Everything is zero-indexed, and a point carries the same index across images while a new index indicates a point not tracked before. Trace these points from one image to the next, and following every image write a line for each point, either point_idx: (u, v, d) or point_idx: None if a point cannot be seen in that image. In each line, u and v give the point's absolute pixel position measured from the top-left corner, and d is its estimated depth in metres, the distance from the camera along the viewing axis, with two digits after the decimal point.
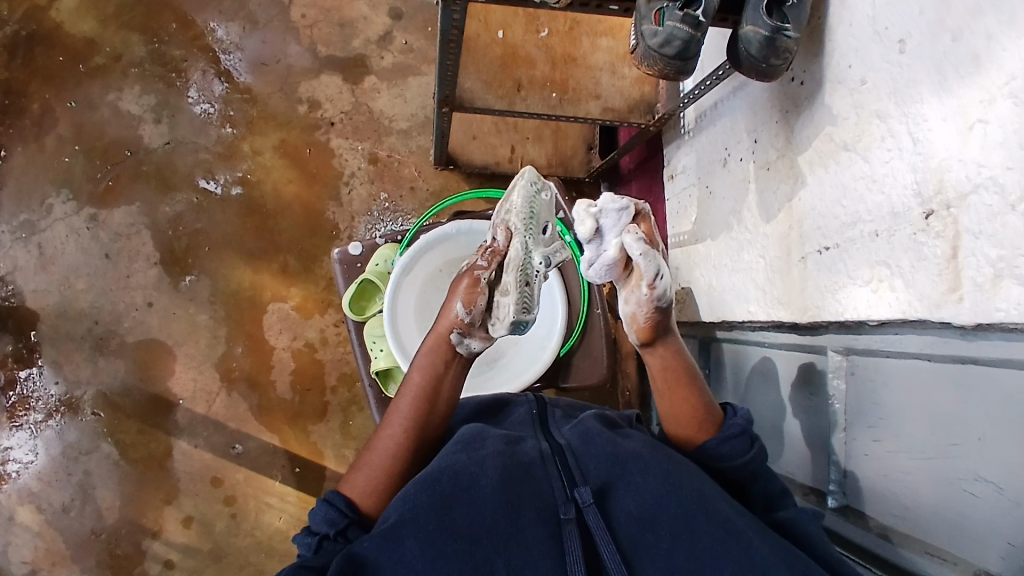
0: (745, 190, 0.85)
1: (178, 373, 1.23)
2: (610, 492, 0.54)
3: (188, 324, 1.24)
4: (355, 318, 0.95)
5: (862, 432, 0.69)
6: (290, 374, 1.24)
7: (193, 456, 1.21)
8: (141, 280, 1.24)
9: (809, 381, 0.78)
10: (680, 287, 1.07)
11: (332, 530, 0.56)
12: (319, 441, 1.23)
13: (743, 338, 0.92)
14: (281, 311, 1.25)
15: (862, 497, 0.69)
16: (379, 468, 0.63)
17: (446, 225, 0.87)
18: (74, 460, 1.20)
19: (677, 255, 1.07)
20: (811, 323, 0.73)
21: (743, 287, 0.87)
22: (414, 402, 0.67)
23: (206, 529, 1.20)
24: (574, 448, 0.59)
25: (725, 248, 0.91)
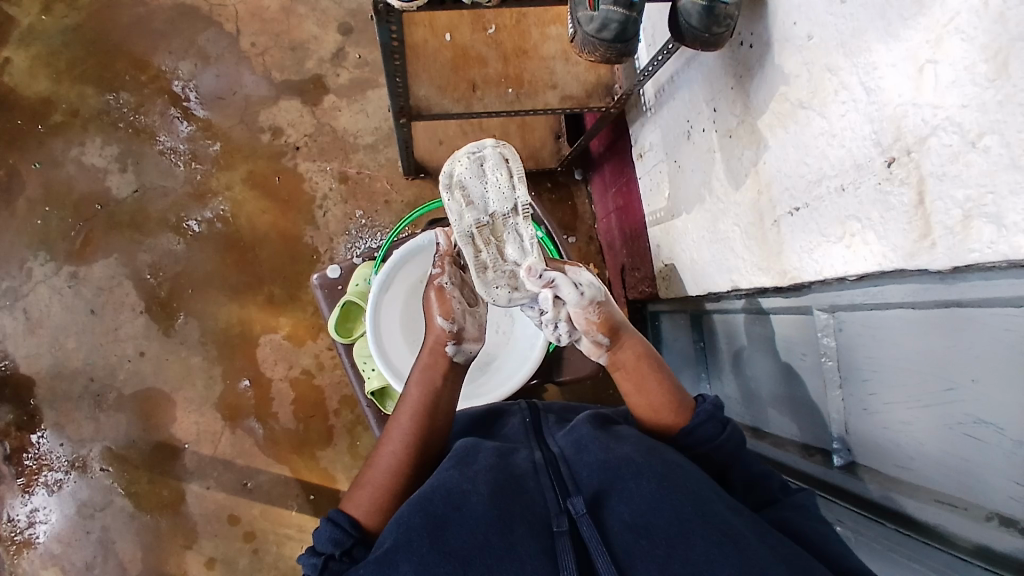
0: (711, 162, 0.84)
1: (180, 417, 1.23)
2: (605, 499, 0.54)
3: (183, 368, 1.24)
4: (343, 341, 0.95)
5: (858, 388, 0.68)
6: (291, 404, 1.24)
7: (207, 497, 1.22)
8: (131, 331, 1.24)
9: (802, 343, 0.77)
10: (663, 264, 1.04)
11: (337, 550, 0.54)
12: (329, 465, 1.23)
13: (730, 309, 0.91)
14: (273, 342, 1.24)
15: (866, 452, 0.69)
16: (382, 486, 0.61)
17: (420, 236, 0.87)
18: (90, 517, 1.20)
19: (656, 233, 1.04)
20: (797, 287, 0.72)
21: (723, 258, 0.85)
22: (412, 416, 0.65)
23: (231, 568, 1.21)
24: (568, 458, 0.59)
25: (701, 221, 0.89)
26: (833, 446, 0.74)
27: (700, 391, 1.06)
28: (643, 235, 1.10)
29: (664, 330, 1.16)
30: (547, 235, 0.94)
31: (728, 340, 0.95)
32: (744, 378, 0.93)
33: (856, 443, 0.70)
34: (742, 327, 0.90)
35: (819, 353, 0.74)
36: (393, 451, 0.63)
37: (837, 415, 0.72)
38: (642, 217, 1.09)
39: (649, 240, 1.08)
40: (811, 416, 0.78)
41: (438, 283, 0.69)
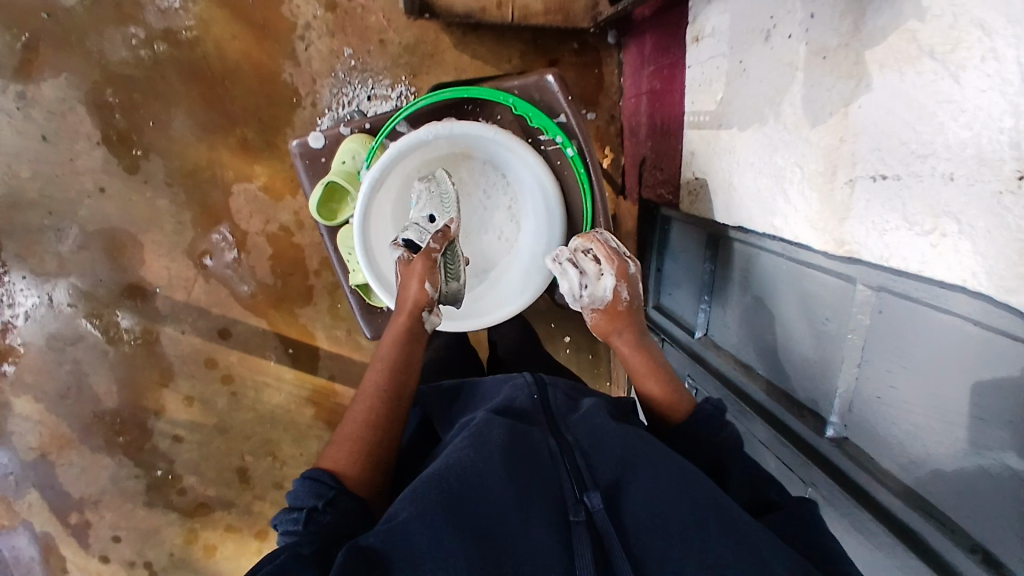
0: (788, 79, 0.66)
1: (149, 261, 1.15)
2: (623, 490, 0.51)
3: (148, 209, 1.13)
4: (326, 224, 0.85)
5: (875, 371, 0.63)
6: (268, 260, 1.18)
7: (182, 341, 1.20)
8: (88, 163, 1.10)
9: (833, 307, 0.69)
10: (692, 177, 0.91)
11: (320, 502, 0.51)
12: (308, 322, 1.22)
13: (752, 243, 0.81)
14: (247, 193, 1.14)
15: (865, 436, 0.66)
16: (352, 438, 0.58)
17: (416, 130, 0.74)
18: (60, 351, 1.17)
19: (693, 138, 0.90)
20: (849, 262, 0.62)
21: (770, 196, 0.72)
22: (382, 372, 0.63)
23: (208, 407, 1.25)
24: (583, 445, 0.55)
25: (754, 144, 0.74)
26: (829, 416, 0.71)
27: (698, 313, 1.00)
28: (678, 135, 0.95)
29: (673, 238, 1.06)
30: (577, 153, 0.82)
31: (743, 269, 0.86)
32: (751, 315, 0.86)
33: (859, 424, 0.67)
34: (760, 265, 0.82)
35: (847, 326, 0.66)
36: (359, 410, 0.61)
37: (844, 388, 0.68)
38: (681, 113, 0.93)
39: (683, 143, 0.93)
40: (818, 380, 0.73)
41: (435, 254, 0.69)
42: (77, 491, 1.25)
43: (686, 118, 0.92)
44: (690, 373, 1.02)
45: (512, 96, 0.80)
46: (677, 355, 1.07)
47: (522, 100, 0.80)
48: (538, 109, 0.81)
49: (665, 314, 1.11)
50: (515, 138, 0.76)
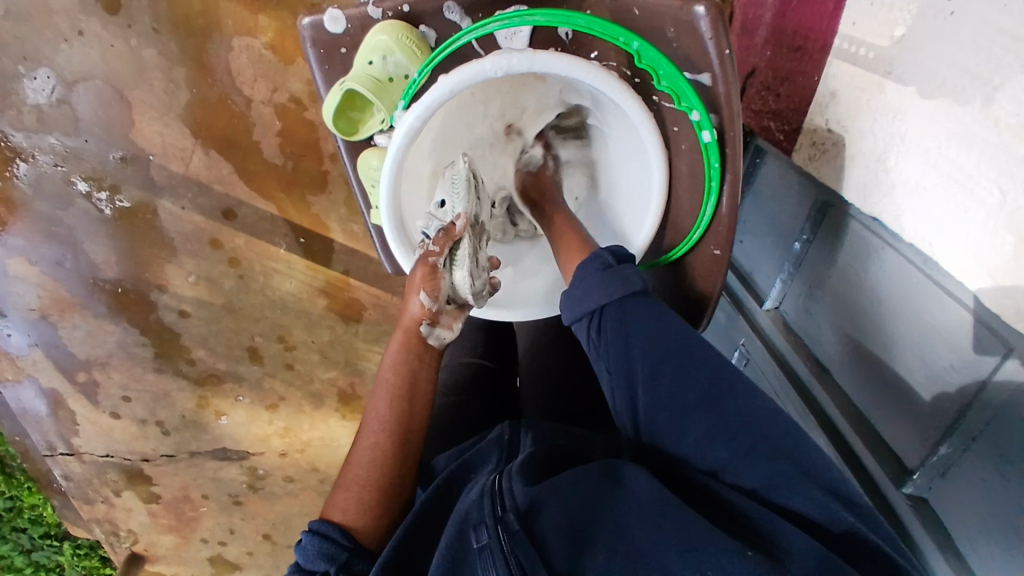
0: (1013, 61, 0.47)
1: (140, 123, 1.01)
2: (540, 511, 0.48)
3: (135, 61, 0.97)
4: (346, 135, 0.72)
5: (970, 446, 0.56)
6: (276, 136, 1.03)
7: (183, 217, 1.08)
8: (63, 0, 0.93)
9: (958, 356, 0.57)
10: (823, 126, 0.73)
11: (332, 567, 0.49)
12: (322, 212, 1.10)
13: (878, 239, 0.66)
14: (250, 50, 0.97)
15: (952, 507, 0.58)
16: (361, 481, 0.54)
17: (480, 61, 0.58)
18: (51, 215, 1.07)
19: (842, 74, 0.70)
20: (1009, 326, 0.50)
21: (936, 201, 0.56)
22: (386, 405, 0.58)
23: (215, 286, 1.15)
24: (513, 474, 0.52)
25: (939, 125, 0.56)
26: (915, 469, 0.62)
27: (775, 283, 0.87)
28: (819, 59, 0.74)
29: (766, 181, 0.88)
30: (711, 139, 0.63)
31: (851, 258, 0.71)
32: (842, 317, 0.74)
33: (948, 491, 0.58)
34: (874, 262, 0.67)
35: (973, 387, 0.55)
36: (370, 444, 0.56)
37: (947, 448, 0.59)
38: (834, 35, 0.71)
39: (822, 75, 0.74)
40: (915, 423, 0.63)
41: (430, 260, 0.61)
42: (84, 352, 1.20)
43: (836, 40, 0.71)
44: (746, 342, 0.93)
45: (639, 41, 0.60)
46: (738, 317, 0.96)
47: (651, 48, 0.60)
48: (672, 62, 0.61)
49: (735, 268, 0.97)
50: (616, 82, 0.60)
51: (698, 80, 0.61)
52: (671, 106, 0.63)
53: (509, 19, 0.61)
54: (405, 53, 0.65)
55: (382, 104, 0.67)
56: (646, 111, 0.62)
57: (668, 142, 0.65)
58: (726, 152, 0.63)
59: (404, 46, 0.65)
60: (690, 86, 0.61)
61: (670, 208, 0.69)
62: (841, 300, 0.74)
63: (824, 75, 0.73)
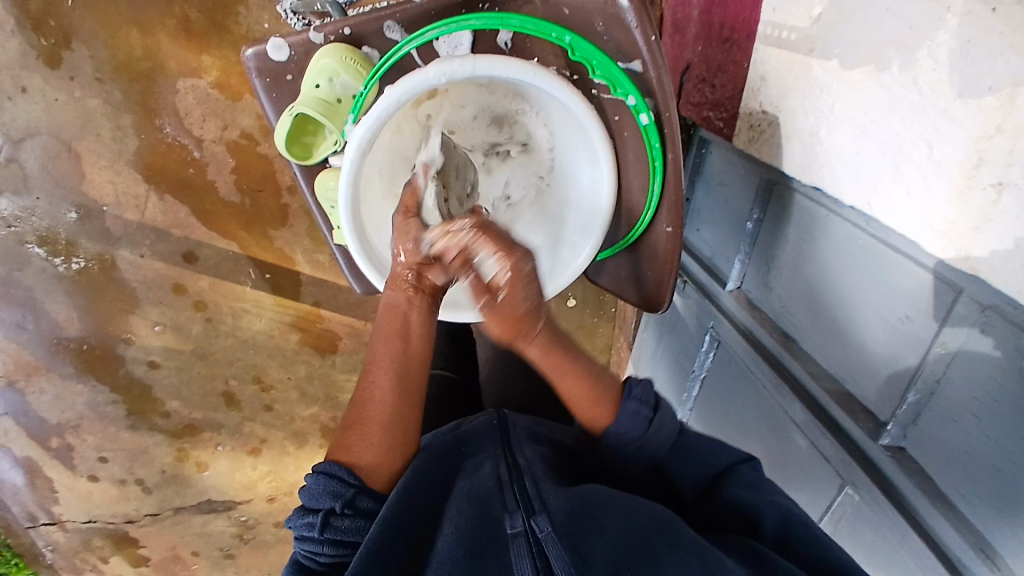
0: (930, 24, 0.49)
1: (90, 174, 0.99)
2: (572, 520, 0.50)
3: (79, 111, 0.95)
4: (302, 161, 0.72)
5: (935, 392, 0.57)
6: (231, 173, 1.02)
7: (143, 266, 1.06)
8: (4, 59, 0.91)
9: (911, 304, 0.58)
10: (758, 109, 0.75)
11: (338, 504, 0.50)
12: (286, 246, 1.09)
13: (823, 210, 0.67)
14: (196, 90, 0.97)
15: (929, 450, 0.59)
16: (371, 424, 0.55)
17: (423, 68, 0.59)
18: (8, 278, 1.04)
19: (769, 59, 0.71)
20: (954, 270, 0.52)
21: (875, 164, 0.57)
22: (389, 350, 0.58)
23: (183, 333, 1.12)
24: (537, 478, 0.55)
25: (869, 93, 0.57)
26: (888, 423, 0.63)
27: (733, 264, 0.88)
28: (747, 47, 0.75)
29: (713, 167, 0.91)
30: (650, 122, 0.64)
31: (799, 227, 0.73)
32: (796, 287, 0.75)
33: (924, 435, 0.59)
34: (820, 235, 0.69)
35: (929, 335, 0.57)
36: (379, 384, 0.56)
37: (913, 397, 0.59)
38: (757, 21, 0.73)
39: (750, 62, 0.76)
40: (878, 378, 0.64)
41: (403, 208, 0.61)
42: (54, 417, 1.15)
43: (759, 28, 0.72)
44: (714, 325, 0.94)
45: (570, 35, 0.61)
46: (704, 301, 0.97)
47: (583, 40, 0.62)
48: (604, 52, 0.62)
49: (697, 255, 0.99)
50: (558, 78, 0.61)
51: (631, 67, 0.63)
52: (610, 97, 0.65)
53: (446, 25, 0.62)
54: (350, 73, 0.65)
55: (333, 126, 0.68)
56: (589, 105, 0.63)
57: (611, 131, 0.67)
58: (665, 133, 0.65)
59: (348, 66, 0.65)
60: (624, 74, 0.63)
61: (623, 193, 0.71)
62: (794, 270, 0.76)
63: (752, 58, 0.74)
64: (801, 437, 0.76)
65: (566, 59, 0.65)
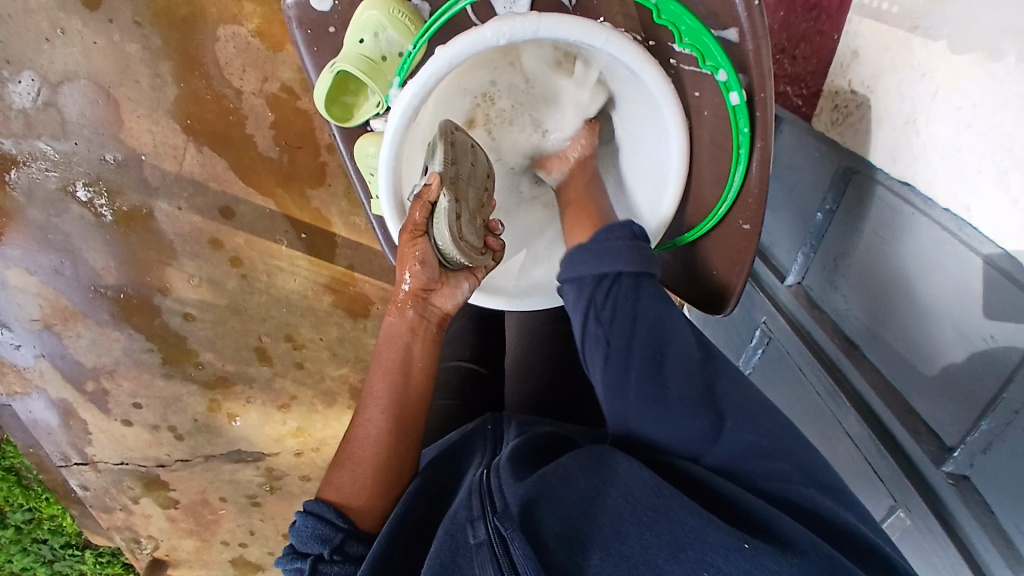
0: None
1: (129, 123, 0.97)
2: (536, 506, 0.46)
3: (117, 56, 0.93)
4: (341, 124, 0.67)
5: (1009, 425, 0.52)
6: (270, 128, 0.99)
7: (180, 218, 1.05)
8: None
9: (1001, 326, 0.52)
10: (846, 87, 0.68)
11: (327, 550, 0.48)
12: (322, 206, 1.07)
13: (910, 208, 0.61)
14: (236, 38, 0.93)
15: (998, 485, 0.54)
16: (363, 459, 0.53)
17: (481, 28, 0.54)
18: (47, 224, 1.04)
19: (864, 32, 0.64)
20: None
21: (983, 159, 0.51)
22: (385, 381, 0.57)
23: (218, 288, 1.12)
24: (502, 467, 0.51)
25: (986, 77, 0.50)
26: (953, 447, 0.58)
27: (795, 257, 0.82)
28: (839, 15, 0.68)
29: (780, 148, 0.83)
30: (742, 102, 0.57)
31: (878, 224, 0.66)
32: (867, 290, 0.69)
33: (993, 469, 0.54)
34: (902, 232, 0.63)
35: (1016, 360, 0.51)
36: (373, 421, 0.55)
37: (988, 424, 0.54)
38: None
39: (841, 34, 0.68)
40: (949, 397, 0.59)
41: (411, 227, 0.60)
42: (90, 361, 1.17)
43: None
44: (767, 320, 0.88)
45: None
46: (757, 292, 0.91)
47: (670, 1, 0.56)
48: (695, 16, 0.56)
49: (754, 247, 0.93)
50: (632, 45, 0.55)
51: (724, 36, 0.56)
52: (693, 70, 0.59)
53: None
54: (398, 29, 0.61)
55: (376, 87, 0.63)
56: (664, 76, 0.57)
57: (687, 108, 0.61)
58: (755, 116, 0.58)
59: (396, 21, 0.61)
60: (714, 44, 0.56)
61: (692, 179, 0.65)
62: (865, 269, 0.69)
63: (844, 31, 0.67)
64: (854, 451, 0.71)
65: (643, 23, 0.59)
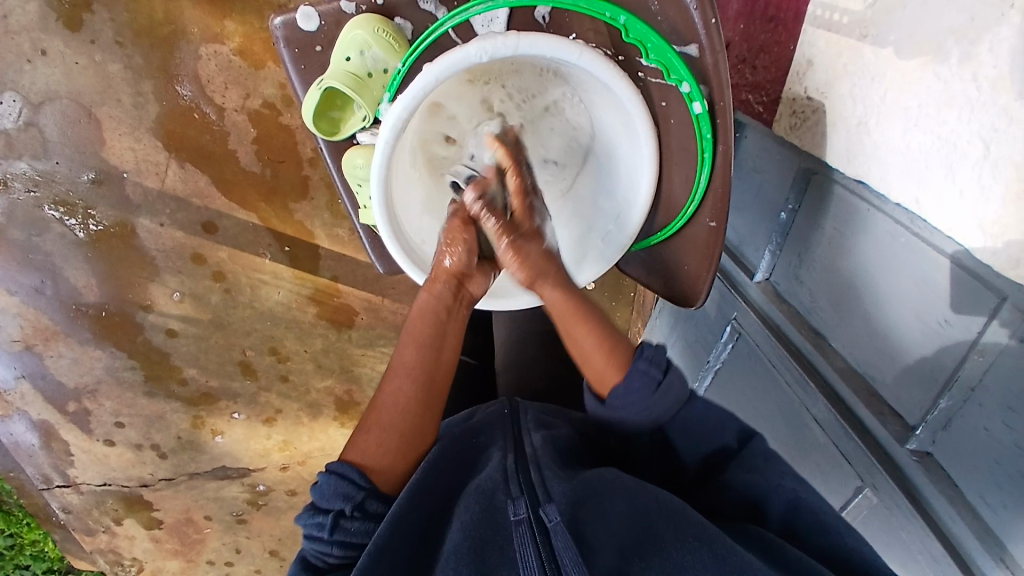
0: (992, 17, 0.48)
1: (111, 141, 0.98)
2: (581, 509, 0.49)
3: (98, 76, 0.94)
4: (328, 138, 0.70)
5: (964, 402, 0.56)
6: (252, 143, 1.01)
7: (162, 235, 1.06)
8: (23, 21, 0.90)
9: (951, 308, 0.56)
10: (802, 94, 0.72)
11: (348, 506, 0.50)
12: (305, 219, 1.09)
13: (866, 204, 0.65)
14: (218, 57, 0.95)
15: (959, 458, 0.58)
16: (390, 426, 0.54)
17: (464, 46, 0.56)
18: (27, 244, 1.04)
19: (818, 41, 0.69)
20: (1003, 277, 0.50)
21: (929, 158, 0.56)
22: (417, 351, 0.57)
23: (202, 303, 1.12)
24: (541, 464, 0.54)
25: (925, 83, 0.55)
26: (915, 425, 0.62)
27: (762, 254, 0.87)
28: (795, 26, 0.73)
29: (744, 151, 0.87)
30: (704, 110, 0.61)
31: (836, 219, 0.71)
32: (829, 280, 0.74)
33: (954, 444, 0.58)
34: (860, 226, 0.67)
35: (967, 339, 0.55)
36: (402, 389, 0.56)
37: (945, 402, 0.58)
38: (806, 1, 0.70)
39: (797, 43, 0.73)
40: (908, 378, 0.63)
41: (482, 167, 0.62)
42: (72, 381, 1.16)
43: (808, 8, 0.70)
44: (738, 316, 0.93)
45: (626, 15, 0.59)
46: (729, 290, 0.95)
47: (637, 21, 0.60)
48: (659, 34, 0.60)
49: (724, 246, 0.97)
50: (604, 60, 0.58)
51: (686, 51, 0.60)
52: (659, 81, 0.62)
53: (491, 2, 0.60)
54: (382, 47, 0.64)
55: (362, 101, 0.65)
56: (635, 88, 0.60)
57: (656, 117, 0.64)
58: (716, 122, 0.62)
59: (380, 39, 0.64)
60: (676, 58, 0.60)
61: (664, 185, 0.68)
62: (827, 261, 0.74)
63: (800, 41, 0.72)
64: (823, 435, 0.75)
65: (613, 39, 0.62)
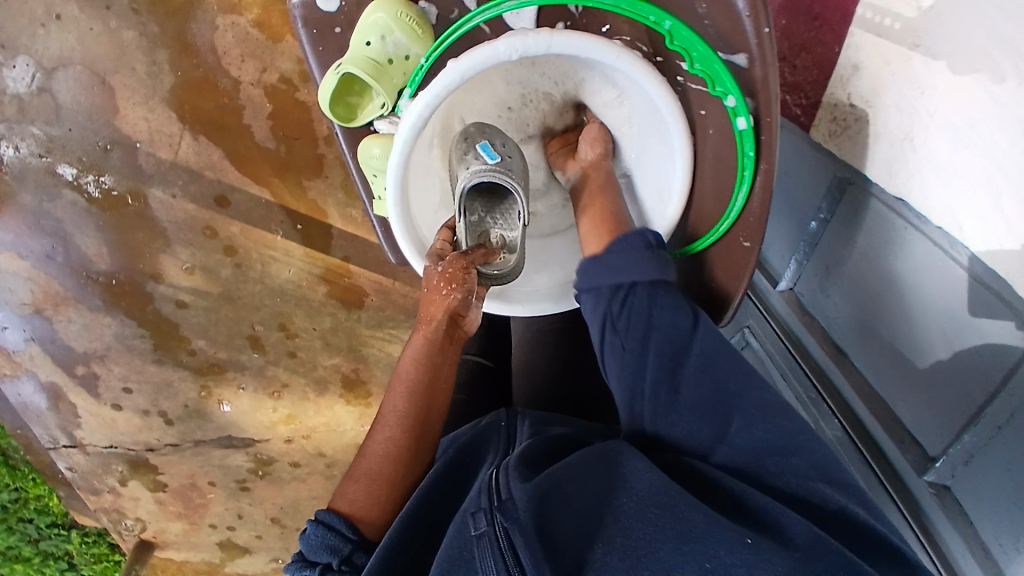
0: None
1: (125, 110, 0.97)
2: (546, 505, 0.46)
3: (113, 42, 0.94)
4: (344, 124, 0.67)
5: (990, 435, 0.54)
6: (267, 118, 0.99)
7: (174, 207, 1.04)
8: None
9: (989, 344, 0.54)
10: (846, 100, 0.68)
11: (335, 560, 0.49)
12: (318, 198, 1.06)
13: (902, 223, 0.62)
14: (236, 28, 0.94)
15: (980, 495, 0.55)
16: (379, 473, 0.54)
17: (494, 43, 0.54)
18: (40, 208, 1.03)
19: (865, 46, 0.65)
20: None
21: (987, 191, 0.52)
22: (405, 396, 0.59)
23: (212, 276, 1.11)
24: (510, 465, 0.51)
25: (989, 111, 0.51)
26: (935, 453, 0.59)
27: (788, 263, 0.83)
28: (841, 28, 0.69)
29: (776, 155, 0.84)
30: (748, 128, 0.58)
31: (870, 236, 0.67)
32: (857, 299, 0.71)
33: (976, 479, 0.56)
34: (894, 246, 0.64)
35: (1001, 373, 0.52)
36: (390, 438, 0.56)
37: (971, 437, 0.56)
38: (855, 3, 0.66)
39: (842, 47, 0.69)
40: (935, 407, 0.60)
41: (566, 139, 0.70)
42: (81, 346, 1.17)
43: (858, 10, 0.66)
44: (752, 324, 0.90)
45: (671, 21, 0.56)
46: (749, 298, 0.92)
47: (684, 27, 0.56)
48: (706, 42, 0.57)
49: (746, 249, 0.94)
50: (640, 64, 0.56)
51: (733, 61, 0.56)
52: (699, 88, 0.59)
53: None
54: (405, 33, 0.61)
55: (380, 89, 0.63)
56: (672, 94, 0.58)
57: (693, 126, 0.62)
58: (761, 139, 0.58)
59: (403, 24, 0.61)
60: (722, 68, 0.56)
61: (695, 194, 0.66)
62: (856, 276, 0.71)
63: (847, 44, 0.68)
64: None
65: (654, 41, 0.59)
